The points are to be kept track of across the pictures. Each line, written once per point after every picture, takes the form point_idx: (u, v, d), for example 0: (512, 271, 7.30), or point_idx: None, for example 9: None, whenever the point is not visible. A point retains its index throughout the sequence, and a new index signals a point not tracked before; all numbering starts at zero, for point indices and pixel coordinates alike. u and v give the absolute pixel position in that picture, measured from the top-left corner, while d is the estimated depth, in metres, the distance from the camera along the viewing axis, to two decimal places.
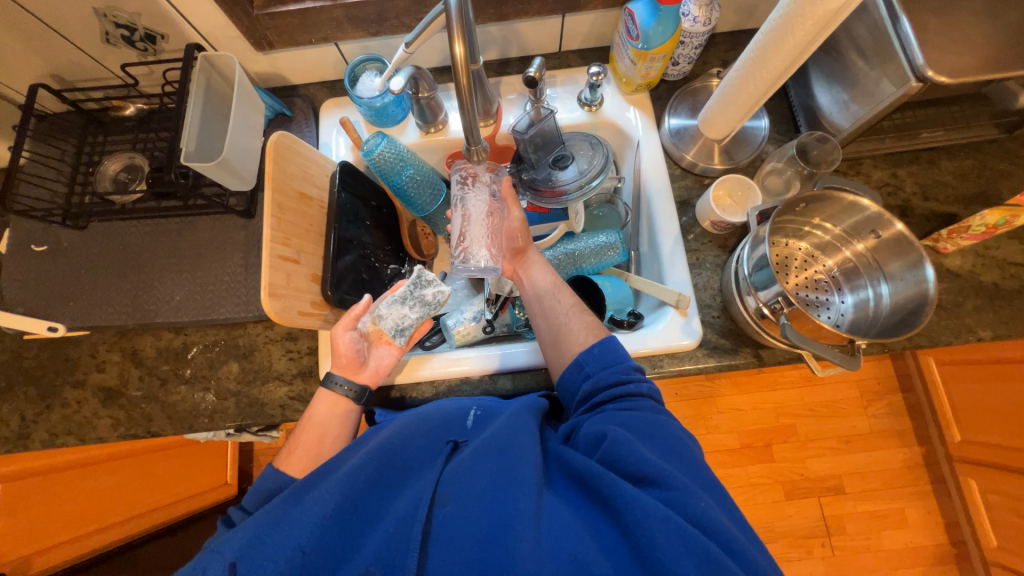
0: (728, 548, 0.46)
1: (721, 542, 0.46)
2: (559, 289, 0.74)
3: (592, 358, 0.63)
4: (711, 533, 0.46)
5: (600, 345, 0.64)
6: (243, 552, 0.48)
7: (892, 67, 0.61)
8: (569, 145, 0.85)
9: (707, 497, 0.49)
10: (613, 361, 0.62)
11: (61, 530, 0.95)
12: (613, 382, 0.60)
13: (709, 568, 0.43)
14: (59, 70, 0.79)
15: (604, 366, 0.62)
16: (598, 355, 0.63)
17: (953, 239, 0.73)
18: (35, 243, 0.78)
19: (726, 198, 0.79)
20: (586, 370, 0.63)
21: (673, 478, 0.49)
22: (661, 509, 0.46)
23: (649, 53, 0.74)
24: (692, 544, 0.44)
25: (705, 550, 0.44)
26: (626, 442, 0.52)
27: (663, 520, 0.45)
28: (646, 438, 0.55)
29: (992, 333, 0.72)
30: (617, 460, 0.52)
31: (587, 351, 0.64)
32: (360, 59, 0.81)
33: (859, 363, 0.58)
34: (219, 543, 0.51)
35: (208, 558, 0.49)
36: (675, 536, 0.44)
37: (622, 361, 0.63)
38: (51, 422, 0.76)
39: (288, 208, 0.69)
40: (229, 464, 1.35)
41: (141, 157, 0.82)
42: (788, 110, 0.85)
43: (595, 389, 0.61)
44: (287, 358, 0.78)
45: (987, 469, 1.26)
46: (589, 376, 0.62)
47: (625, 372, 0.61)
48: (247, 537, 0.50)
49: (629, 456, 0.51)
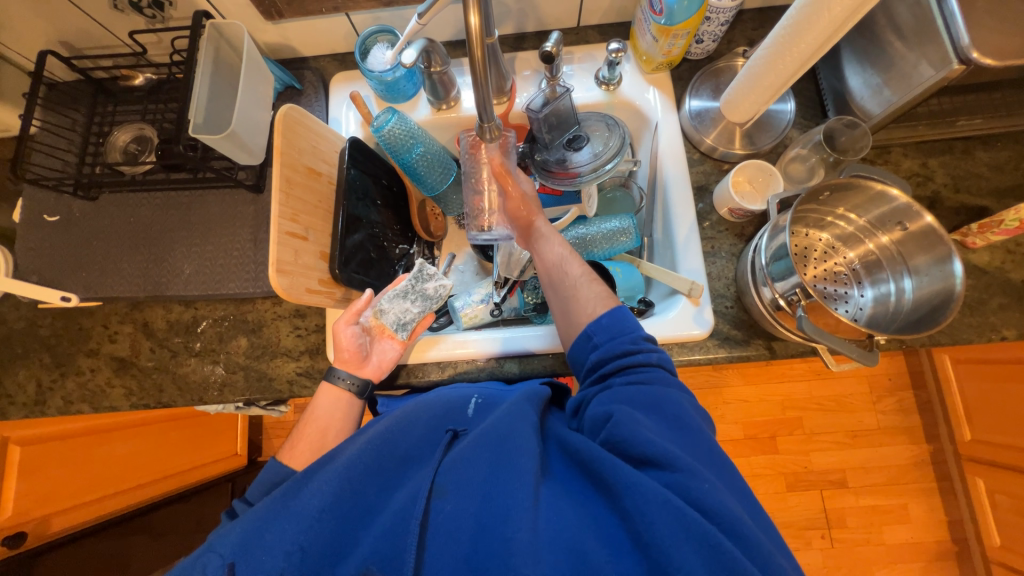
0: (732, 532, 0.44)
1: (725, 526, 0.44)
2: (571, 256, 0.68)
3: (601, 330, 0.59)
4: (715, 518, 0.44)
5: (609, 314, 0.60)
6: (241, 551, 0.48)
7: (932, 49, 0.58)
8: (584, 126, 0.83)
9: (712, 478, 0.47)
10: (621, 332, 0.58)
11: (80, 491, 0.97)
12: (620, 351, 0.57)
13: (710, 553, 0.42)
14: (68, 36, 0.78)
15: (612, 337, 0.58)
16: (607, 327, 0.59)
17: (983, 234, 0.70)
18: (48, 213, 0.78)
19: (745, 184, 0.76)
20: (594, 341, 0.59)
21: (677, 459, 0.47)
22: (661, 493, 0.45)
23: (672, 30, 0.70)
24: (693, 530, 0.43)
25: (707, 535, 0.42)
26: (630, 423, 0.50)
27: (663, 505, 0.44)
28: (650, 414, 0.52)
29: (1016, 333, 0.70)
30: (620, 442, 0.50)
31: (596, 322, 0.60)
32: (371, 30, 0.78)
33: (877, 359, 0.56)
34: (217, 541, 0.51)
35: (207, 557, 0.49)
36: (675, 521, 0.43)
37: (632, 330, 0.59)
38: (66, 389, 0.77)
39: (296, 182, 0.68)
40: (240, 435, 1.40)
41: (150, 129, 0.81)
42: (816, 93, 0.81)
43: (603, 360, 0.58)
44: (294, 334, 0.78)
45: (996, 469, 1.24)
46: (597, 347, 0.59)
47: (635, 342, 0.58)
48: (245, 534, 0.50)
49: (635, 434, 0.49)
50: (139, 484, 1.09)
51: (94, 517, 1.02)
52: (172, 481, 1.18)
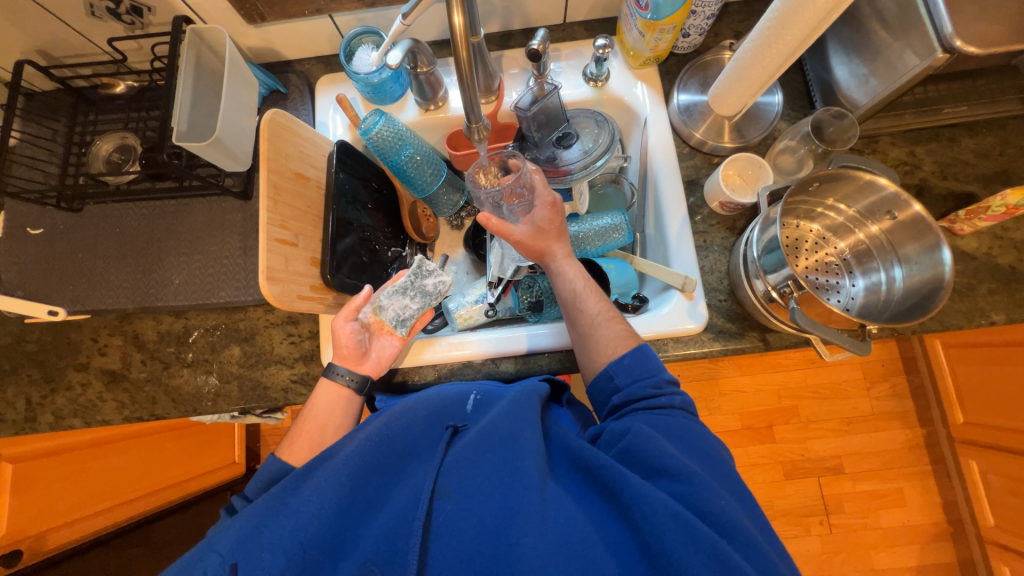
0: (741, 546, 0.44)
1: (736, 540, 0.44)
2: (589, 292, 0.66)
3: (622, 370, 0.59)
4: (726, 532, 0.44)
5: (631, 354, 0.60)
6: (243, 553, 0.47)
7: (916, 38, 0.58)
8: (574, 122, 0.83)
9: (726, 496, 0.47)
10: (644, 374, 0.58)
11: (76, 506, 0.96)
12: (643, 395, 0.57)
13: (721, 566, 0.42)
14: (45, 45, 0.76)
15: (634, 379, 0.58)
16: (628, 367, 0.59)
17: (970, 220, 0.70)
18: (31, 226, 0.77)
19: (735, 177, 0.77)
20: (616, 381, 0.59)
21: (691, 473, 0.48)
22: (671, 505, 0.45)
23: (659, 24, 0.69)
24: (704, 542, 0.42)
25: (718, 549, 0.42)
26: (647, 439, 0.50)
27: (673, 516, 0.44)
28: (667, 436, 0.53)
29: (1006, 318, 0.70)
30: (636, 457, 0.50)
31: (617, 362, 0.60)
32: (355, 32, 0.77)
33: (869, 348, 0.56)
34: (214, 541, 0.49)
35: (206, 559, 0.48)
36: (685, 532, 0.43)
37: (655, 373, 0.58)
38: (56, 405, 0.76)
39: (284, 188, 0.67)
40: (236, 443, 1.39)
41: (133, 137, 0.80)
42: (803, 85, 0.81)
43: (625, 402, 0.58)
44: (288, 342, 0.78)
45: (989, 450, 1.26)
46: (619, 389, 0.59)
47: (657, 386, 0.58)
48: (243, 534, 0.49)
49: (648, 450, 0.50)
50: (133, 497, 1.08)
51: (87, 533, 1.01)
52: (168, 492, 1.17)
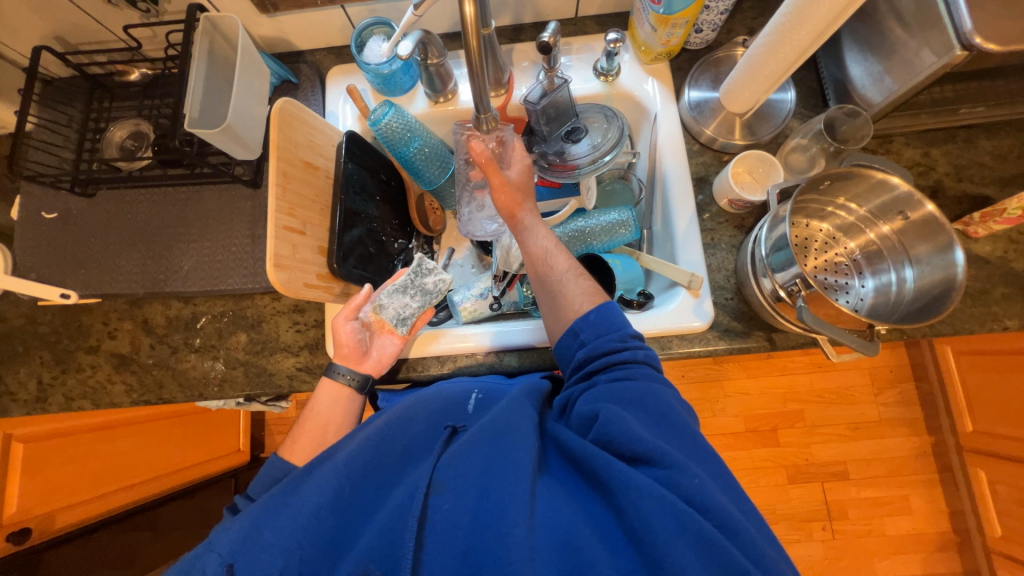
0: (722, 526, 0.44)
1: (717, 521, 0.44)
2: (557, 250, 0.67)
3: (588, 326, 0.59)
4: (705, 512, 0.44)
5: (596, 311, 0.60)
6: (240, 552, 0.48)
7: (934, 35, 0.57)
8: (583, 117, 0.82)
9: (701, 472, 0.47)
10: (609, 329, 0.58)
11: (82, 487, 0.98)
12: (606, 349, 0.57)
13: (706, 548, 0.42)
14: (62, 32, 0.77)
15: (599, 335, 0.58)
16: (594, 323, 0.59)
17: (985, 222, 0.69)
18: (45, 210, 0.78)
19: (745, 175, 0.76)
20: (581, 338, 0.59)
21: (665, 454, 0.47)
22: (655, 489, 0.44)
23: (671, 19, 0.69)
24: (688, 524, 0.42)
25: (702, 531, 0.42)
26: (619, 420, 0.50)
27: (657, 500, 0.44)
28: (638, 411, 0.52)
29: (1019, 323, 0.69)
30: (611, 440, 0.50)
31: (584, 319, 0.60)
32: (367, 23, 0.78)
33: (877, 349, 0.56)
34: (214, 541, 0.50)
35: (206, 557, 0.48)
36: (669, 514, 0.43)
37: (620, 328, 0.58)
38: (67, 386, 0.78)
39: (293, 176, 0.67)
40: (241, 432, 1.40)
41: (146, 124, 0.81)
42: (816, 83, 0.80)
43: (589, 358, 0.57)
44: (294, 330, 0.78)
45: (999, 460, 1.24)
46: (584, 344, 0.59)
47: (622, 340, 0.57)
48: (244, 533, 0.49)
49: (621, 433, 0.49)
50: (139, 481, 1.09)
51: (95, 514, 1.03)
52: (175, 477, 1.17)
